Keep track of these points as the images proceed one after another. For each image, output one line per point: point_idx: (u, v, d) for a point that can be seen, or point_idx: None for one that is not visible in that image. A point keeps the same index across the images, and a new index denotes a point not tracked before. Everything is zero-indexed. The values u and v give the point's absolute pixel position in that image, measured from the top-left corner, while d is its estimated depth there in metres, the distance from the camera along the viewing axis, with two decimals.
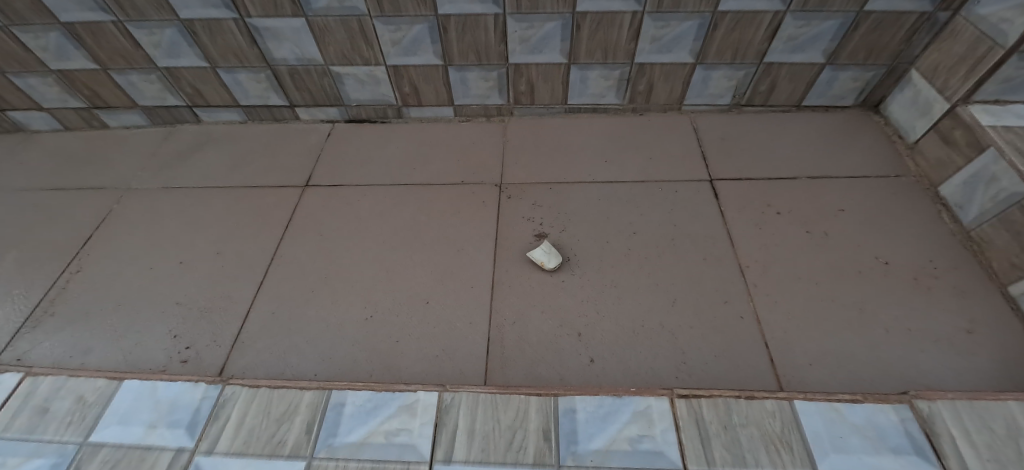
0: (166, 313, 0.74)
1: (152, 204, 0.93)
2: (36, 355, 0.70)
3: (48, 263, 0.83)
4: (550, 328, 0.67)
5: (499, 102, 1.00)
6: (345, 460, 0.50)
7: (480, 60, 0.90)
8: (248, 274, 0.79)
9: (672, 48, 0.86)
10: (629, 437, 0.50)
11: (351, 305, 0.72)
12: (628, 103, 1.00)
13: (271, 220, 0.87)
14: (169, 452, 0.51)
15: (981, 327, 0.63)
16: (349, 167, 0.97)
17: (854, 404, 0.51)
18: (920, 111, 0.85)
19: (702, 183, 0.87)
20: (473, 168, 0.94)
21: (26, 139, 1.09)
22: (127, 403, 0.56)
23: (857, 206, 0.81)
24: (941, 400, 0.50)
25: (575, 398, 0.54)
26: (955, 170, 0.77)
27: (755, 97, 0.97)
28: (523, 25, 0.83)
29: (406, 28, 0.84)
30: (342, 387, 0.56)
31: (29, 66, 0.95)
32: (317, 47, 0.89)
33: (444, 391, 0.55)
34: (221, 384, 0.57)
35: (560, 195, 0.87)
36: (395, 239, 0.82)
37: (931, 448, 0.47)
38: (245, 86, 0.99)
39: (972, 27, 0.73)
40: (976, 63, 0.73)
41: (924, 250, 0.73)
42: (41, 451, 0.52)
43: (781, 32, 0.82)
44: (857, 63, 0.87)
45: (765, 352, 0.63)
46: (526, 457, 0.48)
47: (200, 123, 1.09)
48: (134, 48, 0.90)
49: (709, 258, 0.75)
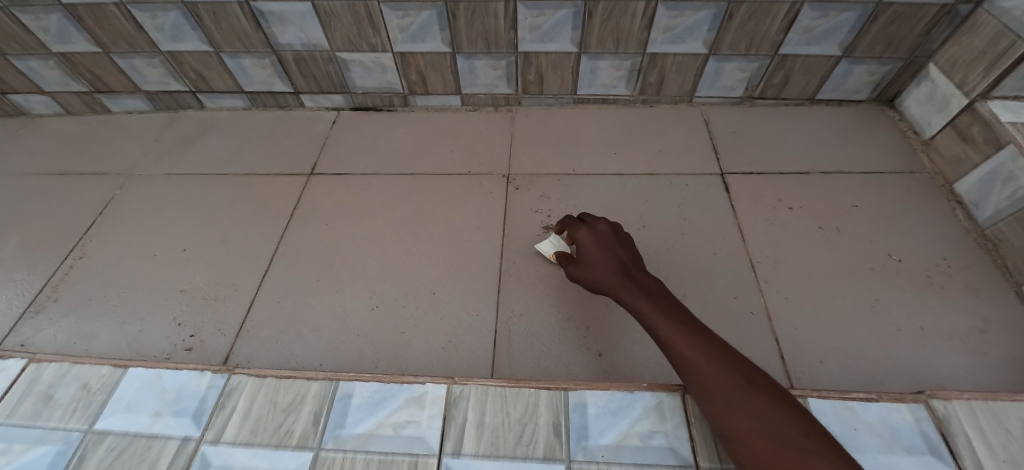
0: (170, 300, 0.74)
1: (155, 190, 0.92)
2: (40, 342, 0.69)
3: (51, 249, 0.82)
4: (558, 322, 0.66)
5: (507, 92, 0.99)
6: (353, 452, 0.49)
7: (489, 47, 0.88)
8: (253, 262, 0.78)
9: (686, 39, 0.84)
10: (641, 432, 0.49)
11: (357, 296, 0.72)
12: (638, 94, 0.98)
13: (276, 207, 0.86)
14: (175, 441, 0.50)
15: (994, 325, 0.63)
16: (353, 155, 0.95)
17: (869, 403, 0.50)
18: (937, 106, 0.83)
19: (712, 177, 0.86)
20: (479, 159, 0.92)
21: (27, 123, 1.08)
22: (132, 392, 0.56)
23: (870, 203, 0.80)
24: (957, 400, 0.49)
25: (585, 392, 0.53)
26: (971, 167, 0.76)
27: (768, 90, 0.95)
28: (533, 13, 0.80)
29: (414, 13, 0.82)
30: (349, 378, 0.56)
31: (29, 48, 0.93)
32: (323, 32, 0.87)
33: (452, 384, 0.54)
34: (227, 374, 0.56)
35: (569, 186, 0.86)
36: (401, 229, 0.81)
37: (947, 448, 0.46)
38: (248, 72, 0.97)
39: (995, 21, 0.71)
40: (998, 58, 0.71)
41: (937, 248, 0.72)
42: (46, 438, 0.52)
43: (797, 23, 0.80)
44: (873, 57, 0.85)
45: (775, 348, 0.62)
46: (535, 452, 0.48)
47: (204, 109, 1.08)
48: (137, 31, 0.88)
49: (720, 253, 0.74)
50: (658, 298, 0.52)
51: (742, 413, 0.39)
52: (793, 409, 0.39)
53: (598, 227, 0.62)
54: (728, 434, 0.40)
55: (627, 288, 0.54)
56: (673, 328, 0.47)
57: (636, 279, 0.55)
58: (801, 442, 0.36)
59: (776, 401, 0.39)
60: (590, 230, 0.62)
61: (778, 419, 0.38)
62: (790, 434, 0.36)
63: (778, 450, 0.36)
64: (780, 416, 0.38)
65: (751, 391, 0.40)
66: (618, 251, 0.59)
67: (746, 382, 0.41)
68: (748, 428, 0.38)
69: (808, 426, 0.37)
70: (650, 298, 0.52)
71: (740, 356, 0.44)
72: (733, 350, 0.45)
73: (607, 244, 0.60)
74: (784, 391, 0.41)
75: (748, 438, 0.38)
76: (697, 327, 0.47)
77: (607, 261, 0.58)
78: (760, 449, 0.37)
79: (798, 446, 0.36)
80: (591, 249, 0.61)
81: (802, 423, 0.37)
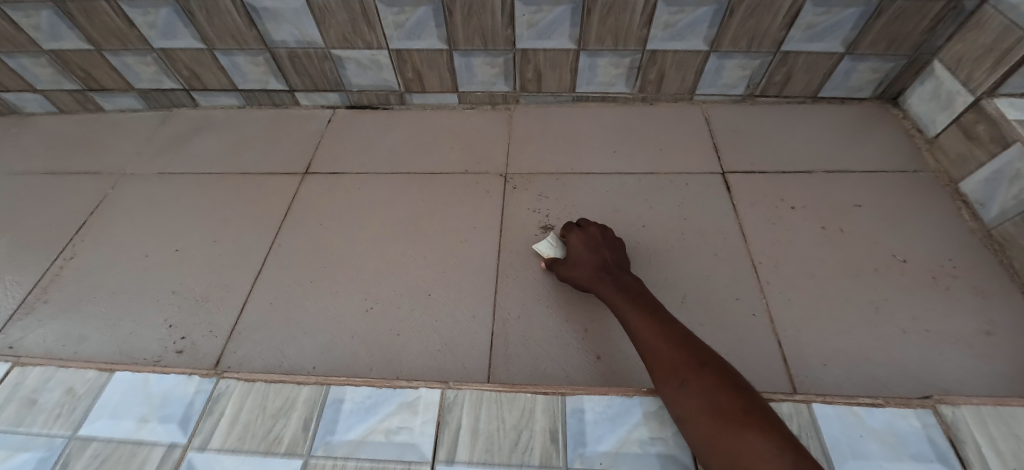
0: (162, 302, 0.72)
1: (147, 190, 0.90)
2: (28, 344, 0.68)
3: (41, 250, 0.81)
4: (555, 324, 0.65)
5: (504, 90, 0.97)
6: (343, 459, 0.48)
7: (486, 44, 0.87)
8: (246, 263, 0.77)
9: (686, 36, 0.83)
10: (640, 439, 0.48)
11: (351, 297, 0.70)
12: (638, 92, 0.96)
13: (270, 206, 0.85)
14: (161, 447, 0.49)
15: (1002, 328, 0.61)
16: (349, 154, 0.94)
17: (875, 408, 0.49)
18: (942, 104, 0.82)
19: (712, 176, 0.84)
20: (476, 158, 0.91)
21: (19, 122, 1.06)
22: (118, 396, 0.54)
23: (874, 203, 0.78)
24: (965, 406, 0.48)
25: (583, 398, 0.51)
26: (977, 166, 0.74)
27: (770, 88, 0.93)
28: (531, 9, 0.79)
29: (409, 10, 0.81)
30: (341, 382, 0.54)
31: (20, 46, 0.91)
32: (317, 29, 0.86)
33: (446, 388, 0.53)
34: (216, 378, 0.55)
35: (568, 185, 0.84)
36: (396, 229, 0.80)
37: (955, 455, 0.45)
38: (242, 69, 0.96)
39: (1001, 16, 0.70)
40: (1004, 54, 0.69)
41: (942, 248, 0.71)
42: (29, 444, 0.50)
43: (799, 20, 0.79)
44: (876, 54, 0.84)
45: (777, 351, 0.61)
46: (531, 459, 0.47)
47: (198, 107, 1.06)
48: (128, 27, 0.87)
49: (721, 253, 0.73)
50: (632, 293, 0.56)
51: (689, 392, 0.42)
52: (739, 389, 0.41)
53: (587, 229, 0.67)
54: (679, 414, 0.43)
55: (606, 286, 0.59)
56: (640, 319, 0.51)
57: (615, 276, 0.59)
58: (736, 420, 0.38)
59: (723, 381, 0.42)
60: (579, 231, 0.67)
61: (725, 400, 0.40)
62: (731, 412, 0.39)
63: (715, 425, 0.39)
64: (723, 395, 0.40)
65: (702, 374, 0.43)
66: (602, 251, 0.64)
67: (698, 365, 0.44)
68: (693, 405, 0.41)
69: (750, 406, 0.39)
70: (624, 293, 0.56)
71: (699, 342, 0.47)
72: (694, 338, 0.48)
73: (592, 244, 0.65)
74: (737, 374, 0.44)
75: (694, 415, 0.41)
76: (664, 319, 0.51)
77: (590, 260, 0.63)
78: (703, 424, 0.40)
79: (733, 423, 0.38)
80: (577, 249, 0.65)
81: (744, 401, 0.40)
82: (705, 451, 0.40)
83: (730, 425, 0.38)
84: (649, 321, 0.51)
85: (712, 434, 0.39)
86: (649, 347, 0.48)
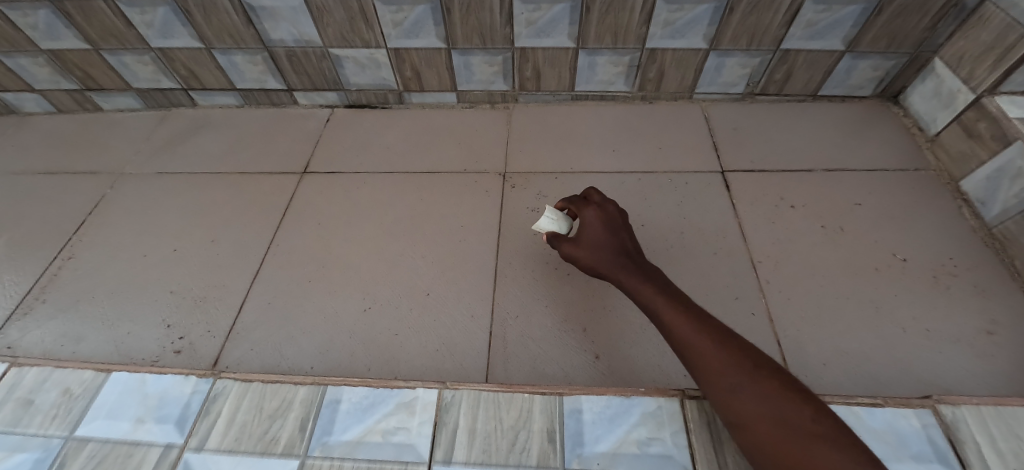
0: (159, 302, 0.72)
1: (146, 189, 0.90)
2: (26, 344, 0.68)
3: (38, 250, 0.81)
4: (554, 324, 0.65)
5: (503, 88, 0.97)
6: (340, 460, 0.48)
7: (485, 43, 0.86)
8: (244, 263, 0.77)
9: (685, 34, 0.82)
10: (638, 439, 0.48)
11: (349, 297, 0.70)
12: (637, 91, 0.96)
13: (268, 206, 0.85)
14: (157, 448, 0.49)
15: (1003, 327, 0.61)
16: (348, 154, 0.94)
17: (874, 408, 0.49)
18: (943, 102, 0.82)
19: (712, 175, 0.84)
20: (475, 157, 0.91)
21: (18, 122, 1.06)
22: (114, 397, 0.54)
23: (874, 201, 0.78)
24: (965, 406, 0.48)
25: (581, 398, 0.51)
26: (978, 165, 0.74)
27: (770, 86, 0.93)
28: (530, 7, 0.79)
29: (407, 8, 0.80)
30: (338, 383, 0.54)
31: (18, 46, 0.91)
32: (315, 27, 0.85)
33: (443, 389, 0.52)
34: (213, 378, 0.55)
35: (567, 184, 0.84)
36: (395, 228, 0.80)
37: (955, 456, 0.45)
38: (240, 68, 0.95)
39: (1002, 14, 0.69)
40: (1006, 52, 0.69)
41: (943, 247, 0.71)
42: (25, 445, 0.50)
43: (799, 17, 0.78)
44: (877, 52, 0.83)
45: (777, 350, 0.61)
46: (529, 459, 0.46)
47: (196, 107, 1.06)
48: (126, 27, 0.87)
49: (720, 252, 0.72)
50: (661, 283, 0.50)
51: (745, 398, 0.38)
52: (799, 393, 0.37)
53: (603, 209, 0.59)
54: (734, 420, 0.39)
55: (630, 274, 0.52)
56: (676, 314, 0.46)
57: (638, 264, 0.53)
58: (807, 430, 0.34)
59: (782, 385, 0.38)
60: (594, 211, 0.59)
61: (788, 405, 0.36)
62: (797, 418, 0.35)
63: (780, 436, 0.35)
64: (787, 401, 0.36)
65: (758, 377, 0.39)
66: (620, 234, 0.57)
67: (754, 368, 0.39)
68: (751, 413, 0.37)
69: (815, 411, 0.36)
70: (652, 284, 0.50)
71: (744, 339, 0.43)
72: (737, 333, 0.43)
73: (609, 226, 0.58)
74: (790, 374, 0.40)
75: (752, 423, 0.37)
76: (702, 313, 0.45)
77: (609, 244, 0.56)
78: (764, 433, 0.36)
79: (804, 433, 0.34)
80: (593, 231, 0.58)
81: (809, 408, 0.36)
82: (765, 462, 0.36)
83: (802, 436, 0.34)
84: (687, 317, 0.45)
85: (778, 445, 0.35)
86: (691, 346, 0.43)
